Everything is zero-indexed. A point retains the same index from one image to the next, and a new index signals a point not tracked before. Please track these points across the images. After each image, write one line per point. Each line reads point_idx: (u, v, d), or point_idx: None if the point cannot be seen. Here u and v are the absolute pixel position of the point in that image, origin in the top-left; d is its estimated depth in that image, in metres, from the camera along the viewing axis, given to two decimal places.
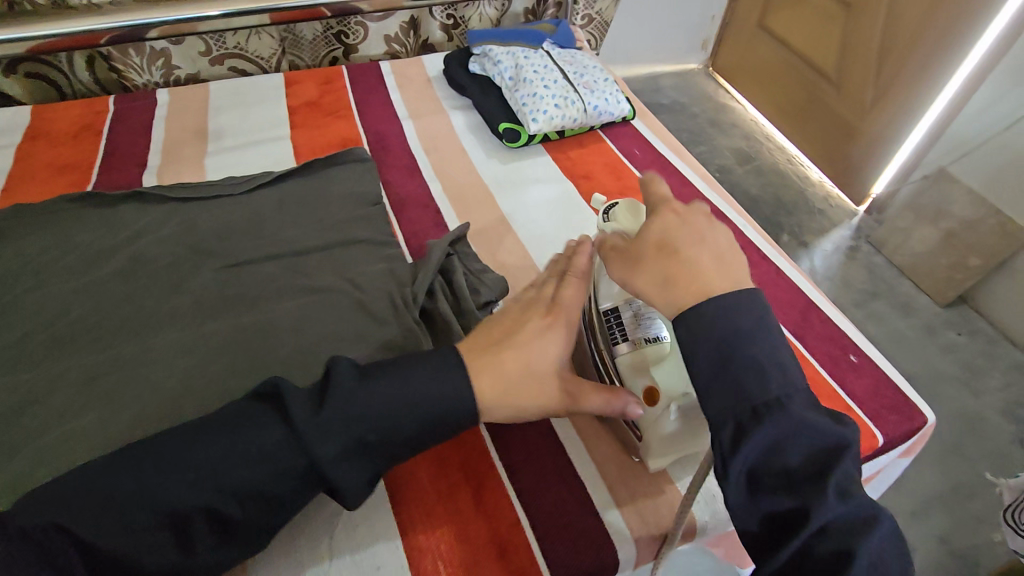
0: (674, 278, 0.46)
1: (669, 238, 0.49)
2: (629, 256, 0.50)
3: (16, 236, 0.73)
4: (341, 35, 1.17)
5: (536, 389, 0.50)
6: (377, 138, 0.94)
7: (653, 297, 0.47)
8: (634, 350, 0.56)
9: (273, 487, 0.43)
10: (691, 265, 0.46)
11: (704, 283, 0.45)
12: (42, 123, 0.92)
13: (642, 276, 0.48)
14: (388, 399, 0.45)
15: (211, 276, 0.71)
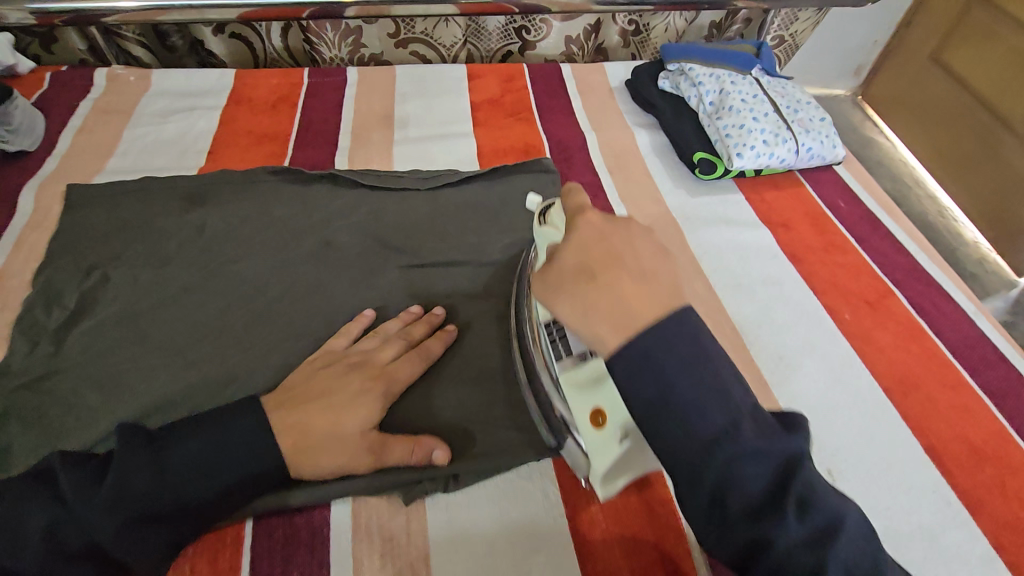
0: (605, 296, 0.42)
1: (609, 253, 0.44)
2: (552, 285, 0.44)
3: (221, 201, 0.75)
4: (523, 31, 1.14)
5: (346, 451, 0.48)
6: (561, 149, 0.90)
7: (571, 318, 0.43)
8: (580, 370, 0.50)
9: (145, 528, 0.42)
10: (615, 288, 0.42)
11: (629, 304, 0.41)
12: (243, 88, 0.94)
13: (566, 298, 0.43)
14: (172, 461, 0.44)
15: (397, 273, 0.69)
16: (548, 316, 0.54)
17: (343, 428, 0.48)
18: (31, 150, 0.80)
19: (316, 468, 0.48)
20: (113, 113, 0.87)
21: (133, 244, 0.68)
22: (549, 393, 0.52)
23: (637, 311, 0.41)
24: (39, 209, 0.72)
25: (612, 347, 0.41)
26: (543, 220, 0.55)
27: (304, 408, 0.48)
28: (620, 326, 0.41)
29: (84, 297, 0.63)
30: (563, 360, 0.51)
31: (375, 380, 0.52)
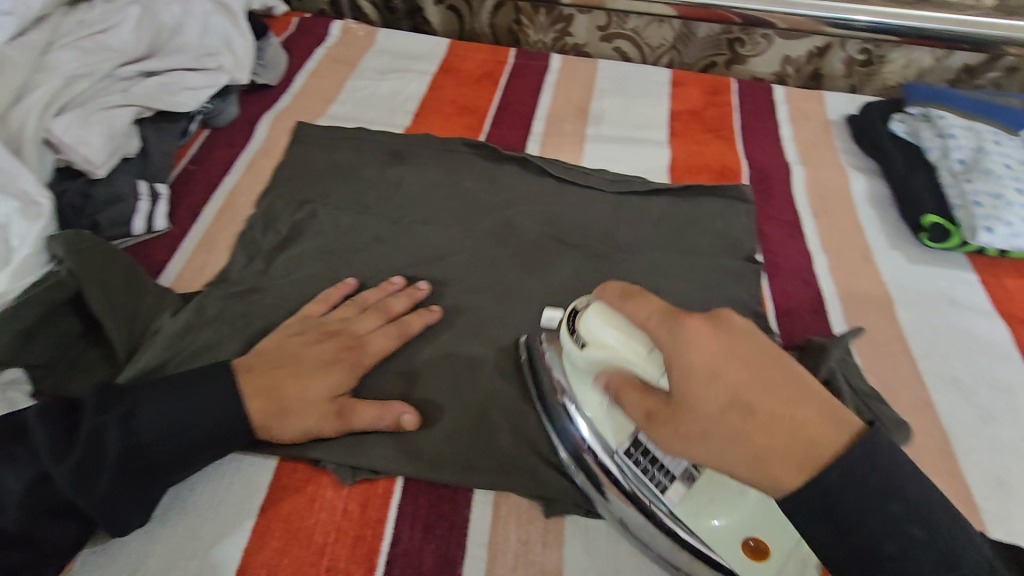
0: (746, 446, 0.38)
1: (743, 362, 0.39)
2: (696, 435, 0.39)
3: (418, 164, 0.78)
4: (737, 42, 1.06)
5: (315, 412, 0.49)
6: (761, 177, 0.82)
7: (743, 469, 0.38)
8: (698, 494, 0.44)
9: (120, 489, 0.44)
10: (781, 423, 0.37)
11: (812, 440, 0.37)
12: (454, 58, 0.98)
13: (680, 441, 0.40)
14: (141, 425, 0.45)
15: (569, 271, 0.67)
16: (624, 444, 0.47)
17: (310, 395, 0.50)
18: (271, 84, 0.88)
19: (285, 432, 0.49)
20: (339, 62, 0.95)
21: (339, 189, 0.74)
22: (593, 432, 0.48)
23: (822, 448, 0.37)
24: (270, 140, 0.81)
25: (792, 487, 0.37)
26: (581, 343, 0.45)
27: (272, 374, 0.50)
28: (807, 467, 0.37)
29: (293, 227, 0.69)
30: (670, 488, 0.45)
31: (347, 351, 0.53)
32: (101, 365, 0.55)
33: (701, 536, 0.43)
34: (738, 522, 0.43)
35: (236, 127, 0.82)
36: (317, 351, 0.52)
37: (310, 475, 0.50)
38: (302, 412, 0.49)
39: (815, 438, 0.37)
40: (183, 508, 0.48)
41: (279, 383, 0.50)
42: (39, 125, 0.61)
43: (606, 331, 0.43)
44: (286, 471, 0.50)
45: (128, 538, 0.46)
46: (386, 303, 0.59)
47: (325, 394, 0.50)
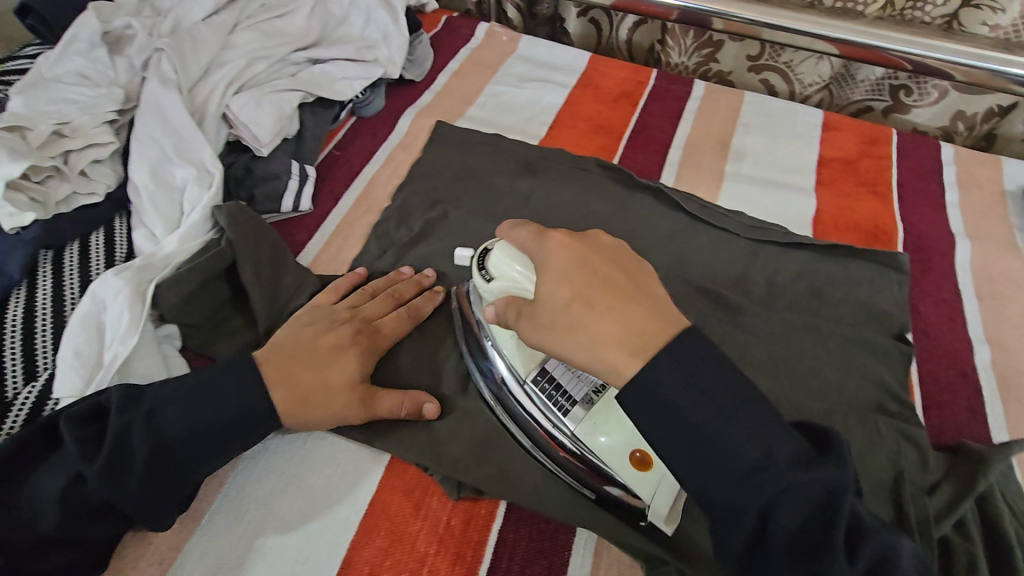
0: (609, 318, 0.39)
1: (591, 269, 0.41)
2: (547, 325, 0.41)
3: (550, 179, 0.77)
4: (902, 90, 0.96)
5: (332, 401, 0.49)
6: (919, 245, 0.74)
7: (579, 354, 0.40)
8: (595, 416, 0.48)
9: (145, 493, 0.44)
10: (598, 297, 0.40)
11: (643, 331, 0.38)
12: (594, 72, 0.96)
13: (574, 342, 0.40)
14: (162, 429, 0.45)
15: (694, 318, 0.64)
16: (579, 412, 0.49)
17: (330, 380, 0.50)
18: (416, 80, 0.91)
19: (311, 419, 0.49)
20: (481, 65, 0.96)
21: (471, 194, 0.75)
22: (508, 369, 0.52)
23: (653, 331, 0.38)
24: (410, 135, 0.83)
25: (629, 369, 0.37)
26: (488, 277, 0.48)
27: (290, 364, 0.50)
28: (641, 352, 0.37)
29: (424, 226, 0.70)
30: (569, 412, 0.49)
31: (362, 336, 0.54)
32: (240, 333, 0.58)
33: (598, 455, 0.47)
34: (626, 439, 0.47)
35: (381, 118, 0.85)
36: (342, 336, 0.53)
37: (418, 481, 0.51)
38: (325, 398, 0.49)
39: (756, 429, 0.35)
40: (268, 498, 0.50)
41: (297, 367, 0.50)
42: (219, 102, 0.67)
43: (499, 259, 0.47)
44: (396, 471, 0.52)
45: (216, 517, 0.49)
46: (396, 288, 0.60)
47: (347, 381, 0.50)
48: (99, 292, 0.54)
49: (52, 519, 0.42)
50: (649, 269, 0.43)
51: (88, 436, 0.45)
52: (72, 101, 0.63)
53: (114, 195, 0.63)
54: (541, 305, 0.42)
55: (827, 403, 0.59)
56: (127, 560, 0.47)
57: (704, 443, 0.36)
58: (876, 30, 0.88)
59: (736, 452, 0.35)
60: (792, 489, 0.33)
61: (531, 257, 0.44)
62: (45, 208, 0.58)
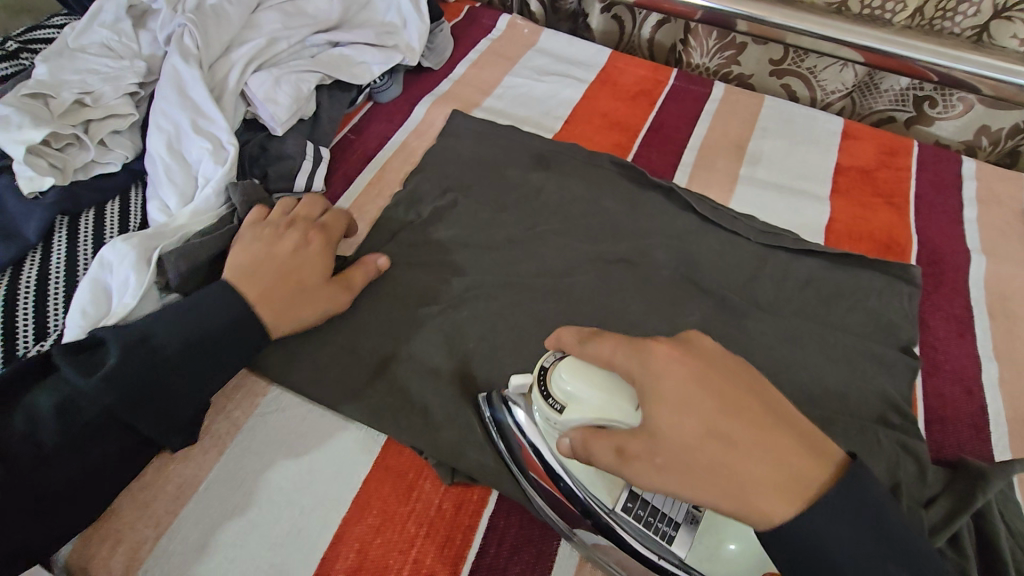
0: (756, 460, 0.37)
1: (716, 390, 0.39)
2: (678, 466, 0.38)
3: (562, 173, 0.77)
4: (926, 101, 0.94)
5: (314, 294, 0.56)
6: (932, 259, 0.73)
7: (721, 500, 0.37)
8: (707, 534, 0.44)
9: (140, 405, 0.47)
10: (752, 450, 0.37)
11: (790, 466, 0.37)
12: (614, 69, 0.95)
13: (718, 489, 0.37)
14: (149, 342, 0.48)
15: (699, 320, 0.64)
16: (619, 499, 0.45)
17: (307, 283, 0.56)
18: (434, 68, 0.91)
19: (303, 318, 0.54)
20: (501, 57, 0.96)
21: (483, 184, 0.75)
22: (586, 497, 0.45)
23: (799, 465, 0.37)
24: (426, 122, 0.83)
25: (786, 518, 0.37)
26: (560, 406, 0.44)
27: (267, 272, 0.54)
28: (792, 498, 0.37)
29: (435, 213, 0.71)
30: (676, 537, 0.44)
31: (319, 237, 0.59)
32: None
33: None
34: (751, 555, 0.43)
35: (397, 104, 0.85)
36: (296, 240, 0.58)
37: (412, 463, 0.52)
38: (307, 292, 0.55)
39: (890, 567, 0.36)
40: (264, 470, 0.51)
41: (279, 274, 0.55)
42: (238, 79, 0.68)
43: (576, 387, 0.43)
44: (392, 452, 0.52)
45: (213, 484, 0.50)
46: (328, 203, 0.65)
47: (319, 275, 0.57)
48: (108, 255, 0.54)
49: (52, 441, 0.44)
50: (754, 368, 0.42)
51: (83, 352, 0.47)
52: (95, 71, 0.65)
53: (130, 166, 0.64)
54: (668, 448, 0.38)
55: (828, 411, 0.58)
56: (126, 520, 0.48)
57: (829, 557, 0.36)
58: (903, 39, 0.86)
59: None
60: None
61: (637, 385, 0.40)
62: (63, 174, 0.59)
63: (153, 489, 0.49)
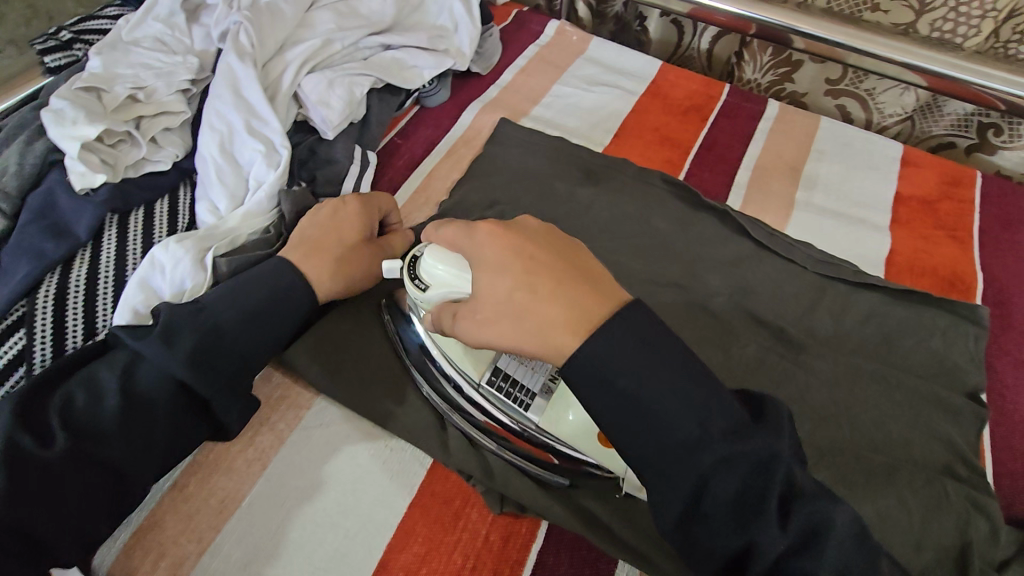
0: (546, 300, 0.40)
1: (525, 252, 0.42)
2: (490, 316, 0.43)
3: (611, 189, 0.75)
4: (991, 128, 0.90)
5: (354, 250, 0.57)
6: (999, 299, 0.70)
7: (527, 343, 0.41)
8: (555, 404, 0.49)
9: (210, 376, 0.47)
10: (551, 300, 0.40)
11: (580, 304, 0.39)
12: (665, 80, 0.93)
13: (506, 324, 0.42)
14: (216, 317, 0.49)
15: (754, 352, 0.62)
16: (484, 375, 0.51)
17: (347, 245, 0.57)
18: (482, 73, 0.89)
19: (347, 275, 0.56)
20: (549, 64, 0.94)
21: (531, 197, 0.73)
22: (477, 397, 0.50)
23: (596, 311, 0.39)
24: (472, 129, 0.81)
25: (573, 346, 0.38)
26: (423, 286, 0.49)
27: (310, 240, 0.56)
28: (580, 330, 0.39)
29: (483, 225, 0.69)
30: (530, 406, 0.49)
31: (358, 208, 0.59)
32: None
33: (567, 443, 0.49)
34: (588, 421, 0.48)
35: (444, 109, 0.83)
36: (335, 209, 0.59)
37: (459, 490, 0.51)
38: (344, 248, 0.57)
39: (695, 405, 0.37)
40: (309, 488, 0.50)
41: (317, 238, 0.56)
42: (292, 81, 0.66)
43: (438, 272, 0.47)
44: (438, 476, 0.51)
45: (257, 500, 0.49)
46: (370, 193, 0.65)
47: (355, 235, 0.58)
48: (158, 255, 0.54)
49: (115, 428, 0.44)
50: (573, 242, 0.46)
51: (159, 326, 0.48)
52: (148, 66, 0.63)
53: (180, 164, 0.63)
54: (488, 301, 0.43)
55: (890, 458, 0.56)
56: (169, 533, 0.47)
57: (693, 452, 0.36)
58: (973, 66, 0.83)
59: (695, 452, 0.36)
60: (735, 460, 0.35)
61: (466, 256, 0.45)
62: (114, 171, 0.58)
63: (196, 501, 0.48)
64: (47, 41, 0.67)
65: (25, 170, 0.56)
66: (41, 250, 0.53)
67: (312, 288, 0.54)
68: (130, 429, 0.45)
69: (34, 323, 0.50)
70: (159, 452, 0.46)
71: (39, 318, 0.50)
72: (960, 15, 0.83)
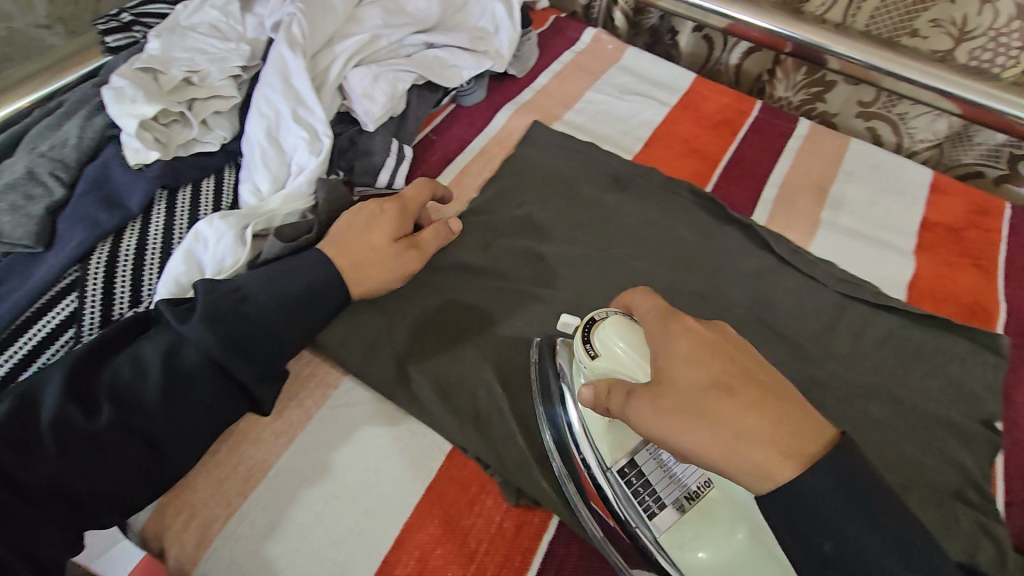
0: (767, 422, 0.38)
1: (750, 378, 0.40)
2: (672, 410, 0.40)
3: (639, 196, 0.76)
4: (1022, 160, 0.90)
5: (386, 251, 0.58)
6: (1021, 330, 0.70)
7: (726, 463, 0.38)
8: (684, 526, 0.44)
9: (247, 355, 0.50)
10: (762, 417, 0.38)
11: (787, 426, 0.38)
12: (698, 93, 0.94)
13: (697, 431, 0.39)
14: (254, 295, 0.52)
15: (771, 365, 0.63)
16: (618, 462, 0.47)
17: (374, 247, 0.57)
18: (518, 76, 0.91)
19: (373, 277, 0.57)
20: (585, 70, 0.95)
21: (560, 199, 0.74)
22: (588, 447, 0.48)
23: (812, 446, 0.37)
24: (506, 129, 0.83)
25: (790, 476, 0.36)
26: (593, 353, 0.48)
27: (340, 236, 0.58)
28: (794, 456, 0.37)
29: (512, 224, 0.71)
30: (658, 514, 0.45)
31: (389, 208, 0.60)
32: None
33: (679, 566, 0.43)
34: (726, 558, 0.42)
35: (479, 109, 0.85)
36: (369, 210, 0.60)
37: (475, 477, 0.52)
38: (375, 253, 0.57)
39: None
40: (331, 464, 0.52)
41: (349, 237, 0.58)
42: (339, 73, 0.69)
43: (615, 346, 0.46)
44: (455, 463, 0.53)
45: (282, 473, 0.51)
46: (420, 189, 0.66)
47: (385, 239, 0.58)
48: (203, 230, 0.56)
49: (157, 394, 0.47)
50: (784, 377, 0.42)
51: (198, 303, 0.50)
52: (202, 51, 0.66)
53: (227, 147, 0.65)
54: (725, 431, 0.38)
55: (900, 478, 0.56)
56: (199, 496, 0.49)
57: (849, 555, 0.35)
58: (1008, 95, 0.82)
59: (873, 569, 0.34)
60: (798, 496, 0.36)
61: (654, 348, 0.44)
62: (166, 149, 0.61)
63: (226, 468, 0.51)
64: (108, 21, 0.70)
65: (84, 143, 0.60)
66: (95, 220, 0.55)
67: (347, 288, 0.56)
68: (166, 404, 0.47)
69: (86, 287, 0.53)
70: (198, 432, 0.48)
71: (91, 282, 0.53)
72: (999, 46, 0.85)
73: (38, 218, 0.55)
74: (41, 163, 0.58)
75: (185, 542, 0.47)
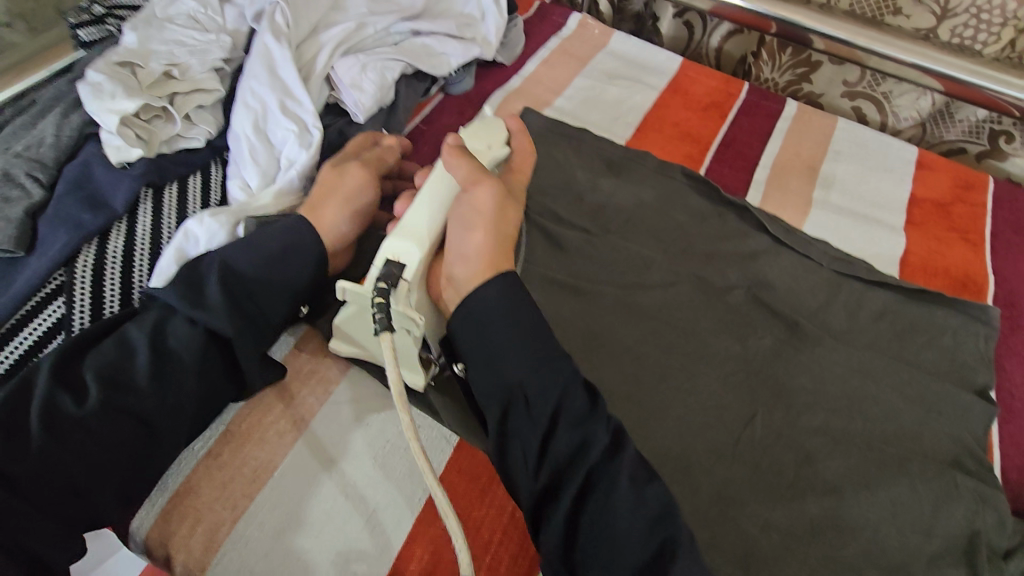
0: (498, 235, 0.52)
1: (513, 222, 0.55)
2: (483, 180, 0.54)
3: (632, 181, 0.76)
4: (1003, 136, 0.91)
5: (337, 185, 0.57)
6: (1010, 301, 0.72)
7: (474, 242, 0.51)
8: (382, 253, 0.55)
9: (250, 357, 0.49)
10: (506, 228, 0.53)
11: (505, 258, 0.52)
12: (684, 77, 0.93)
13: (471, 195, 0.53)
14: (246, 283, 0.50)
15: (772, 344, 0.63)
16: None
17: (325, 184, 0.57)
18: (505, 64, 0.90)
19: (337, 210, 0.56)
20: (571, 56, 0.94)
21: (555, 186, 0.74)
22: None
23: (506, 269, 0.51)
24: (496, 117, 0.82)
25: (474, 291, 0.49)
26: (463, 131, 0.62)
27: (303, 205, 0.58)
28: (495, 270, 0.50)
29: None
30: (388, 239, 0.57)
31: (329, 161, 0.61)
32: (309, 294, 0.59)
33: None
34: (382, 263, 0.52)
35: (468, 98, 0.84)
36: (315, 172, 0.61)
37: (484, 469, 0.52)
38: (324, 190, 0.57)
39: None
40: (335, 462, 0.51)
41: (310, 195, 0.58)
42: (326, 63, 0.67)
43: (474, 144, 0.60)
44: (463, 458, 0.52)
45: (289, 472, 0.50)
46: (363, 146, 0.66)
47: (325, 177, 0.58)
48: (193, 229, 0.54)
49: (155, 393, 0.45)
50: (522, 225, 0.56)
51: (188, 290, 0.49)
52: (181, 43, 0.64)
53: (213, 143, 0.63)
54: (484, 215, 0.52)
55: (901, 449, 0.57)
56: (203, 499, 0.48)
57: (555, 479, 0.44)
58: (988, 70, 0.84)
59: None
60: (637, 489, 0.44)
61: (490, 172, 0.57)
62: (149, 146, 0.58)
63: (231, 469, 0.50)
64: (80, 14, 0.68)
65: (62, 141, 0.57)
66: (79, 220, 0.53)
67: (320, 236, 0.54)
68: (154, 388, 0.46)
69: (73, 291, 0.51)
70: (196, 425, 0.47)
71: (78, 285, 0.51)
72: (980, 22, 0.86)
73: (17, 221, 0.53)
74: (17, 164, 0.56)
75: (192, 548, 0.46)
